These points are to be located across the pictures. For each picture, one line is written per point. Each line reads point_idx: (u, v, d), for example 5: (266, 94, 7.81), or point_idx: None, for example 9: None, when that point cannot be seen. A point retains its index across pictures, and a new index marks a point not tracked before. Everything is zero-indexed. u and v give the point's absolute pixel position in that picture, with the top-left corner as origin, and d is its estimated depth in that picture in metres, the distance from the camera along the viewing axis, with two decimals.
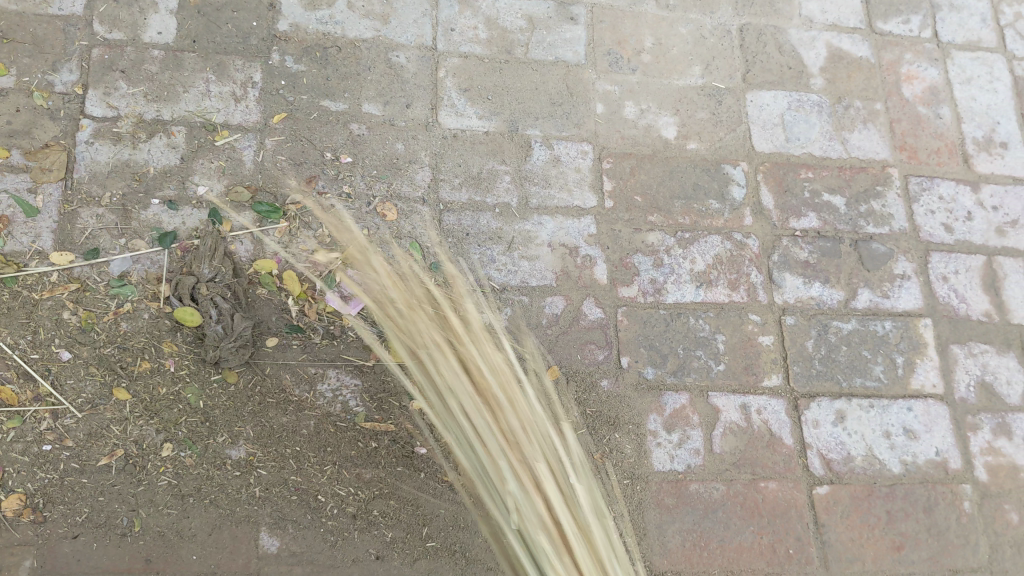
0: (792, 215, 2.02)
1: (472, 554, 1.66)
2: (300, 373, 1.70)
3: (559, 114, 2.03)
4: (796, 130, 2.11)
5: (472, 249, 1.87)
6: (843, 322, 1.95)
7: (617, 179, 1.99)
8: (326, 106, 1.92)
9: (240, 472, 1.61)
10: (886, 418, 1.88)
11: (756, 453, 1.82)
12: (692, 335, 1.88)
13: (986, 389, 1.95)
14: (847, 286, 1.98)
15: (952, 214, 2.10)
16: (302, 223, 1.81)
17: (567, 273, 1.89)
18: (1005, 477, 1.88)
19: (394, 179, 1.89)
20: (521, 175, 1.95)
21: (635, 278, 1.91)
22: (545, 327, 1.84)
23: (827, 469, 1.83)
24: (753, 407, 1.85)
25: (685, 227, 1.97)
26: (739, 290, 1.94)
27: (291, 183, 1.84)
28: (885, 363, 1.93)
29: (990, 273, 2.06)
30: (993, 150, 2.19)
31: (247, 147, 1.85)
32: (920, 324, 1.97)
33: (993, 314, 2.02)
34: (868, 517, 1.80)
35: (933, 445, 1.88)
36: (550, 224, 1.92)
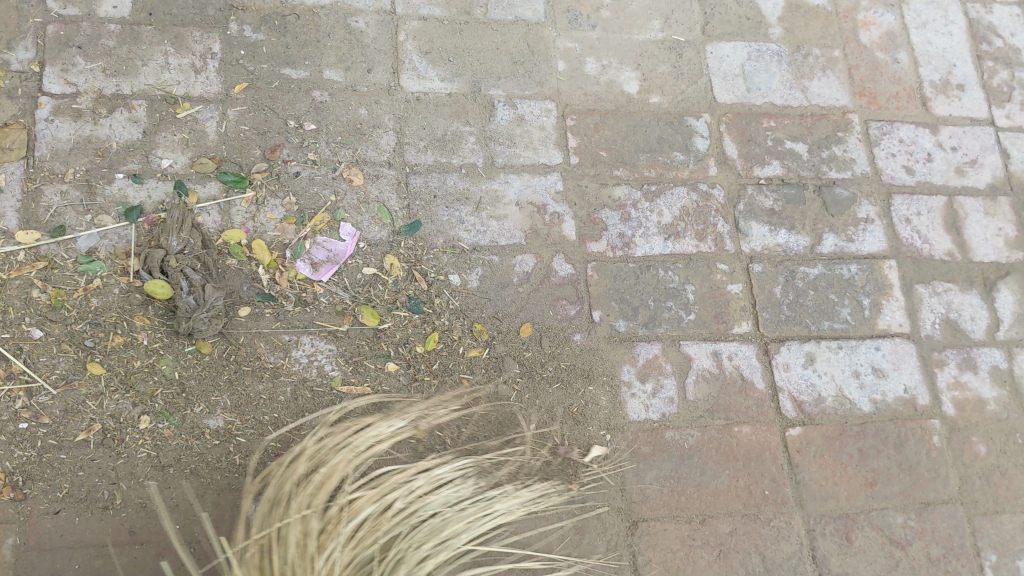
0: (755, 163, 2.05)
1: None
2: (274, 341, 1.72)
3: (522, 72, 2.03)
4: (757, 80, 2.13)
5: (441, 210, 1.88)
6: (809, 267, 1.98)
7: (582, 135, 2.00)
8: (287, 74, 1.91)
9: (220, 441, 1.64)
10: (854, 358, 1.92)
11: (729, 398, 1.85)
12: (662, 287, 1.91)
13: (951, 326, 1.99)
14: (812, 231, 2.01)
15: (913, 156, 2.13)
16: (269, 191, 1.81)
17: (535, 231, 1.90)
18: (972, 411, 1.92)
19: (359, 144, 1.89)
20: (485, 135, 1.96)
21: (604, 233, 1.93)
22: (516, 285, 1.85)
23: (799, 411, 1.87)
24: (724, 354, 1.88)
25: (651, 180, 1.99)
26: (707, 240, 1.96)
27: (255, 152, 1.84)
28: (851, 305, 1.96)
29: (952, 213, 2.09)
30: (951, 93, 2.22)
31: (210, 118, 1.84)
32: (885, 266, 2.01)
33: (955, 253, 2.06)
34: (841, 456, 1.84)
35: (901, 382, 1.92)
36: (517, 182, 1.93)
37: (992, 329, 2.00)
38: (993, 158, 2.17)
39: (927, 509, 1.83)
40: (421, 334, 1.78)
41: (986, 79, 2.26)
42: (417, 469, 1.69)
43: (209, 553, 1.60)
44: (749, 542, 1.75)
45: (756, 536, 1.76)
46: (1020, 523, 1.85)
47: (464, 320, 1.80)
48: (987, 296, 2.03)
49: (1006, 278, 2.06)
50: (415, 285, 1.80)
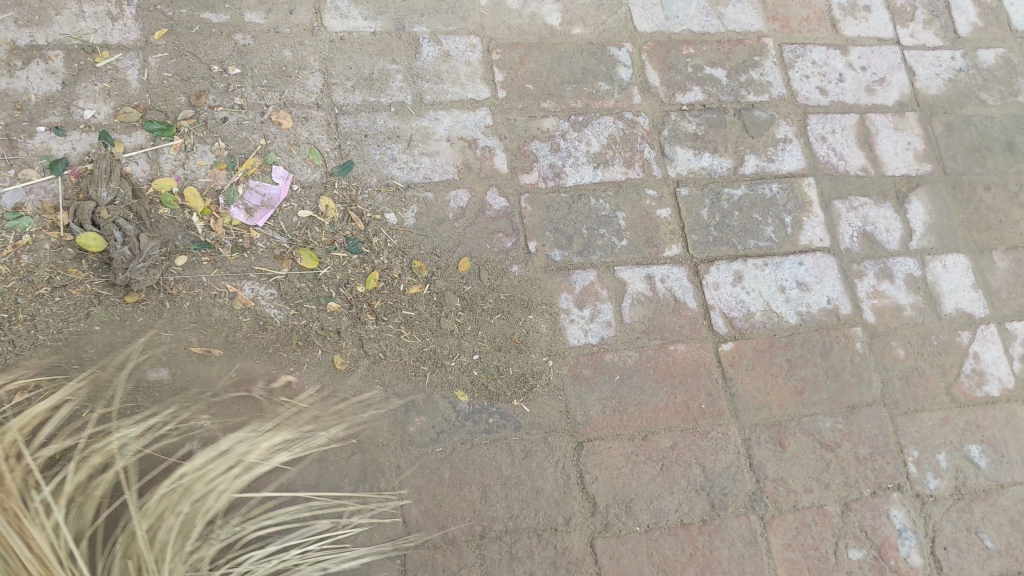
0: (677, 90, 2.10)
1: (404, 442, 1.71)
2: (213, 289, 1.70)
3: (444, 9, 2.04)
4: (674, 8, 2.18)
5: (373, 149, 1.88)
6: (733, 189, 2.04)
7: (508, 69, 2.02)
8: (207, 19, 1.88)
9: (165, 390, 1.62)
10: (779, 274, 2.00)
11: (663, 318, 1.92)
12: (594, 215, 1.95)
13: (868, 238, 2.08)
14: (734, 154, 2.07)
15: (826, 77, 2.20)
16: (197, 137, 1.79)
17: (468, 166, 1.93)
18: (890, 317, 2.03)
19: (285, 87, 1.87)
20: (412, 72, 1.96)
21: (535, 165, 1.96)
22: (452, 221, 1.88)
23: (730, 327, 1.94)
24: (657, 277, 1.95)
25: (578, 111, 2.02)
26: (635, 167, 2.01)
27: (180, 99, 1.81)
28: (774, 223, 2.04)
29: (864, 130, 2.18)
30: (858, 14, 2.30)
31: (130, 66, 1.81)
32: (804, 184, 2.09)
33: (869, 168, 2.15)
34: (771, 366, 1.93)
35: (824, 294, 2.01)
36: (447, 118, 1.95)
37: (906, 239, 2.11)
38: (901, 75, 2.26)
39: (853, 412, 1.93)
40: (361, 273, 1.78)
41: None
42: (367, 404, 1.71)
43: None
44: (689, 454, 1.83)
45: (696, 448, 1.84)
46: (938, 419, 1.97)
47: (404, 257, 1.82)
48: (900, 208, 2.13)
49: (917, 190, 2.16)
50: (352, 225, 1.81)
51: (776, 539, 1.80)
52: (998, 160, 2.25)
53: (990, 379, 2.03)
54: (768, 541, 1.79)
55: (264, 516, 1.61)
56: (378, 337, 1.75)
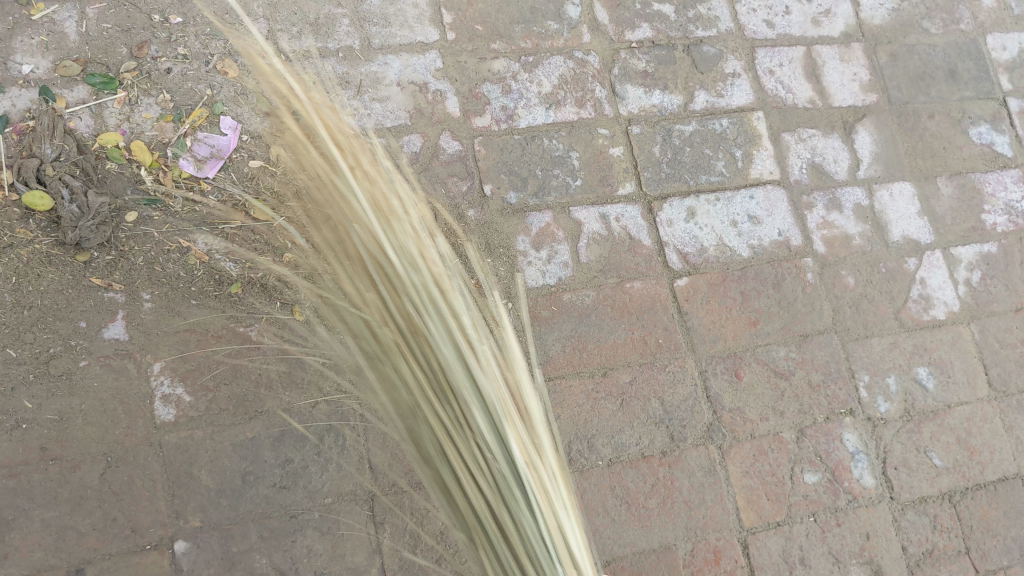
0: (626, 27, 2.09)
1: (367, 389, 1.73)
2: (165, 244, 1.68)
3: None
4: None
5: (322, 96, 1.86)
6: (684, 125, 2.05)
7: (456, 11, 1.99)
8: None
9: (123, 347, 1.63)
10: (731, 209, 2.03)
11: (619, 257, 1.94)
12: (547, 156, 1.96)
13: (817, 170, 2.11)
14: (684, 91, 2.08)
15: (773, 10, 2.21)
16: (141, 90, 1.75)
17: (419, 111, 1.91)
18: (840, 247, 2.07)
19: (229, 35, 1.83)
20: (358, 16, 1.92)
21: (487, 107, 1.95)
22: (406, 167, 1.87)
23: (684, 263, 1.97)
24: (612, 216, 1.96)
25: (528, 52, 2.01)
26: (586, 107, 2.01)
27: (121, 51, 1.77)
28: (725, 159, 2.06)
29: (811, 62, 2.20)
30: None
31: (68, 19, 1.76)
32: (753, 118, 2.10)
33: (817, 100, 2.17)
34: (725, 300, 1.96)
35: (776, 227, 2.04)
36: (396, 62, 1.92)
37: (853, 169, 2.14)
38: (846, 6, 2.27)
39: (806, 341, 1.98)
40: None
41: None
42: (329, 354, 1.72)
43: (127, 458, 1.59)
44: (648, 389, 1.87)
45: (655, 384, 1.88)
46: (887, 343, 2.03)
47: None
48: (848, 138, 2.16)
49: (863, 120, 2.19)
50: None
51: (734, 467, 1.86)
52: (941, 88, 2.29)
53: (936, 303, 2.09)
54: (726, 470, 1.85)
55: (230, 469, 1.63)
56: None
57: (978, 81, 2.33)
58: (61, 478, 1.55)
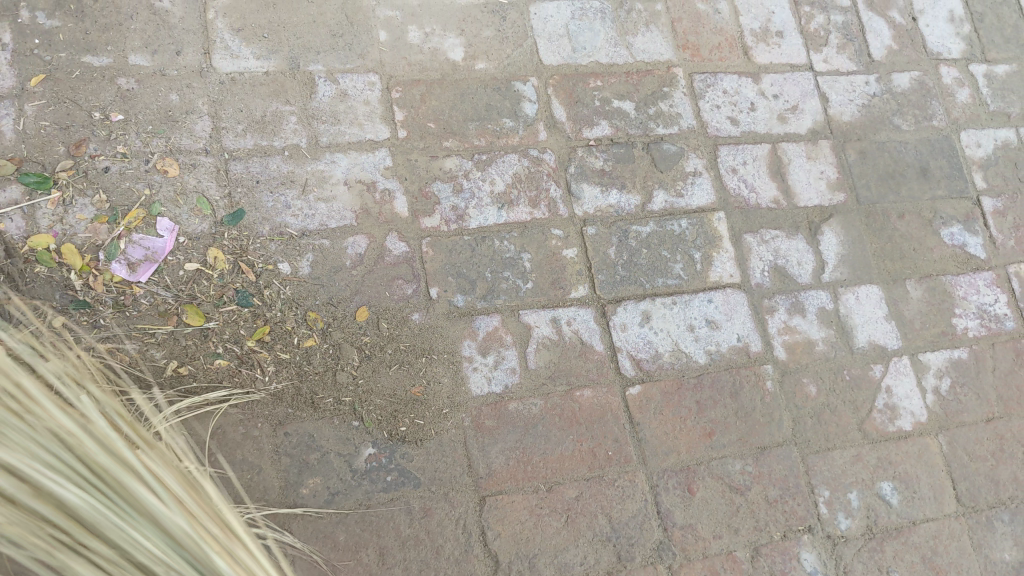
0: (584, 124, 2.05)
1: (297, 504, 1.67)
2: (92, 350, 1.64)
3: (340, 46, 1.95)
4: (581, 39, 2.12)
5: (265, 196, 1.81)
6: (641, 226, 2.01)
7: (408, 108, 1.95)
8: (88, 62, 1.79)
9: None
10: (688, 313, 1.97)
11: (569, 363, 1.88)
12: (498, 257, 1.91)
13: (779, 272, 2.06)
14: (642, 190, 2.03)
15: (737, 107, 2.16)
16: (76, 190, 1.72)
17: (366, 211, 1.86)
18: (802, 353, 2.00)
19: (172, 133, 1.79)
20: (307, 114, 1.89)
21: (436, 207, 1.91)
22: (349, 268, 1.82)
23: (638, 369, 1.91)
24: (563, 320, 1.90)
25: (481, 149, 1.97)
26: (540, 207, 1.97)
27: (58, 149, 1.73)
28: (683, 260, 2.00)
29: (776, 160, 2.15)
30: (771, 41, 2.26)
31: (5, 116, 1.72)
32: (714, 218, 2.05)
33: (781, 200, 2.12)
34: (680, 409, 1.90)
35: (734, 331, 1.98)
36: (344, 161, 1.88)
37: (818, 271, 2.08)
38: (813, 103, 2.23)
39: (763, 453, 1.91)
40: (251, 330, 1.72)
41: (803, 24, 2.30)
42: (258, 467, 1.67)
43: None
44: (595, 505, 1.79)
45: (602, 498, 1.80)
46: (849, 456, 1.95)
47: (295, 313, 1.76)
48: (813, 239, 2.11)
49: (829, 220, 2.14)
50: (242, 277, 1.75)
51: None
52: (912, 187, 2.23)
53: (902, 412, 2.02)
54: None
55: None
56: (267, 397, 1.70)
57: (950, 179, 2.27)
58: None
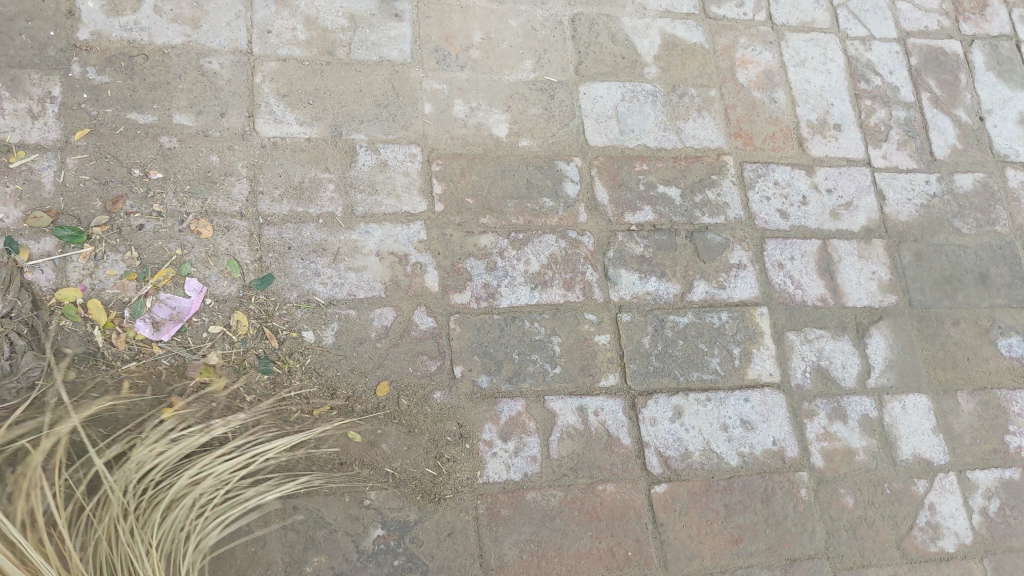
0: (627, 209, 2.00)
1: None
2: None
3: (384, 116, 1.95)
4: (630, 121, 2.08)
5: (295, 263, 1.80)
6: (679, 316, 1.94)
7: (448, 182, 1.93)
8: (133, 119, 1.81)
9: (48, 518, 1.55)
10: (722, 411, 1.89)
11: (594, 455, 1.81)
12: (527, 339, 1.85)
13: (821, 374, 1.97)
14: (683, 279, 1.97)
15: (787, 199, 2.10)
16: (109, 246, 1.72)
17: (396, 283, 1.83)
18: (840, 461, 1.91)
19: (208, 194, 1.79)
20: (345, 182, 1.88)
21: (468, 284, 1.87)
22: (374, 341, 1.78)
23: (665, 467, 1.83)
24: (591, 409, 1.83)
25: (518, 228, 1.93)
26: (575, 290, 1.92)
27: (95, 204, 1.74)
28: (721, 355, 1.93)
29: (826, 257, 2.07)
30: (828, 133, 2.19)
31: (46, 168, 1.74)
32: (756, 313, 1.98)
33: (828, 298, 2.04)
34: (707, 512, 1.81)
35: (770, 434, 1.90)
36: (378, 232, 1.86)
37: (863, 376, 1.99)
38: (869, 199, 2.15)
39: (793, 565, 1.81)
40: (268, 398, 1.69)
41: (863, 118, 2.23)
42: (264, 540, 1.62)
43: None
44: None
45: None
46: None
47: (313, 384, 1.72)
48: (859, 342, 2.02)
49: (879, 323, 2.05)
50: (265, 343, 1.72)
51: None
52: (969, 293, 2.14)
53: (946, 532, 1.90)
54: None
55: None
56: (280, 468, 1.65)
57: (1010, 288, 2.17)
58: None
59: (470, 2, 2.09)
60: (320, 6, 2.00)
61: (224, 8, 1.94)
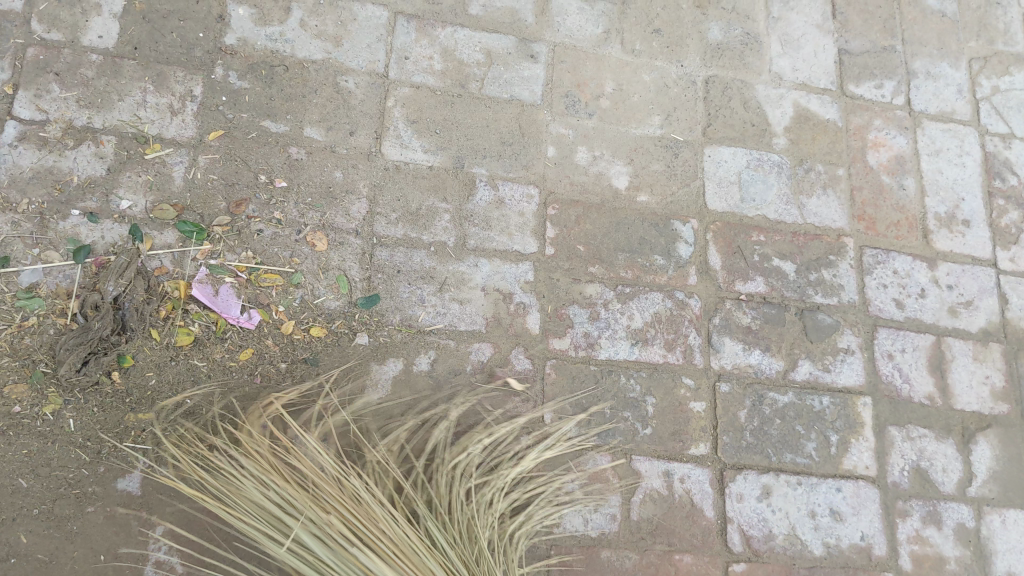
0: (738, 277, 1.97)
1: None
2: (204, 404, 1.63)
3: (508, 154, 1.95)
4: (752, 190, 2.04)
5: (402, 286, 1.80)
6: (779, 394, 1.89)
7: (561, 227, 1.92)
8: (266, 127, 1.85)
9: (133, 503, 1.57)
10: (812, 497, 1.83)
11: (674, 523, 1.76)
12: (621, 396, 1.82)
13: (920, 475, 1.90)
14: (787, 356, 1.92)
15: (905, 290, 2.04)
16: (227, 246, 1.75)
17: (498, 320, 1.83)
18: (929, 568, 1.83)
19: (328, 209, 1.82)
20: (461, 214, 1.88)
21: (569, 330, 1.85)
22: (469, 374, 1.78)
23: (746, 546, 1.77)
24: (676, 475, 1.80)
25: (626, 281, 1.91)
26: (675, 352, 1.88)
27: (219, 204, 1.77)
28: (817, 440, 1.87)
29: (938, 354, 2.00)
30: (955, 228, 2.12)
31: (178, 163, 1.79)
32: (859, 402, 1.92)
33: (936, 397, 1.96)
34: None
35: (859, 529, 1.83)
36: (487, 267, 1.86)
37: (964, 483, 1.91)
38: (990, 301, 2.07)
39: None
40: (356, 418, 1.70)
41: (994, 217, 2.15)
42: None
43: None
44: None
45: None
46: None
47: (401, 410, 1.72)
48: (964, 447, 1.94)
49: (986, 430, 1.96)
50: (361, 361, 1.74)
51: None
52: None
53: None
54: None
55: None
56: None
57: None
58: None
59: (605, 52, 2.09)
60: (459, 38, 2.02)
61: (367, 30, 1.98)
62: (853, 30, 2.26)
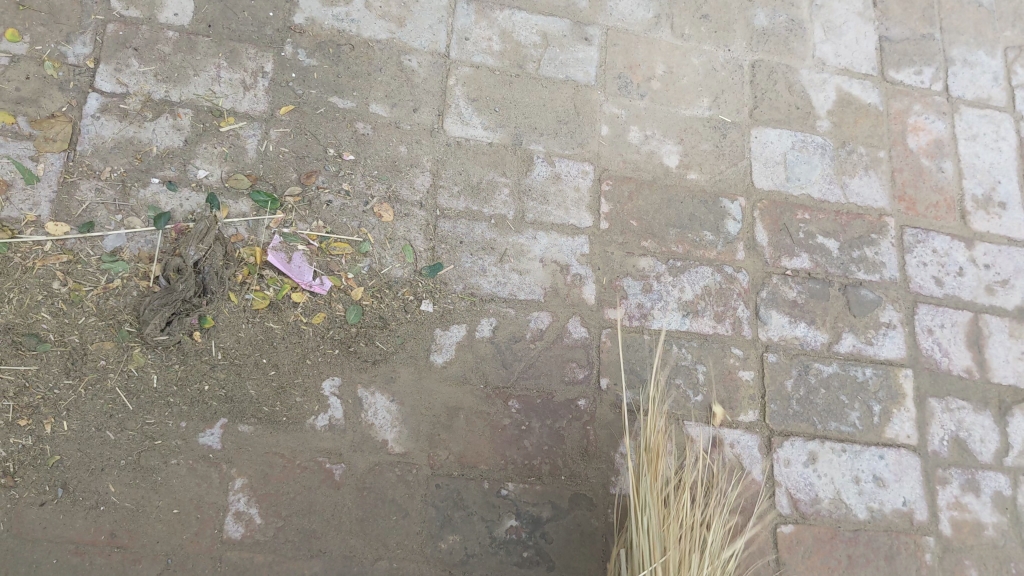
0: (784, 253, 2.04)
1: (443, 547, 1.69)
2: (278, 364, 1.70)
3: (564, 132, 2.03)
4: (797, 170, 2.12)
5: (464, 256, 1.88)
6: (824, 365, 1.96)
7: (615, 202, 2.00)
8: (334, 103, 1.92)
9: (213, 456, 1.64)
10: (856, 464, 1.90)
11: (725, 485, 1.83)
12: (673, 363, 1.90)
13: (959, 445, 1.97)
14: (831, 329, 2.00)
15: (944, 268, 2.11)
16: (299, 215, 1.82)
17: (555, 291, 1.90)
18: (968, 533, 1.90)
19: (393, 181, 1.90)
20: (519, 188, 1.96)
21: (623, 301, 1.92)
22: (529, 341, 1.85)
23: (794, 508, 1.84)
24: (725, 440, 1.87)
25: (677, 255, 1.98)
26: (724, 323, 1.96)
27: (291, 175, 1.85)
28: (861, 410, 1.94)
29: (975, 330, 2.07)
30: (992, 210, 2.19)
31: (251, 136, 1.86)
32: (901, 374, 1.99)
33: (974, 371, 2.03)
34: (829, 559, 1.82)
35: (901, 495, 1.90)
36: (544, 239, 1.93)
37: (1000, 454, 1.98)
38: None
39: None
40: (420, 380, 1.77)
41: None
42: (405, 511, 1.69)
43: (186, 566, 1.59)
44: None
45: None
46: None
47: (464, 374, 1.80)
48: (1001, 419, 2.01)
49: (1022, 403, 2.04)
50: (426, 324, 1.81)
51: None
52: None
53: None
54: None
55: None
56: (428, 446, 1.74)
57: None
58: (120, 568, 1.56)
59: (656, 36, 2.17)
60: (516, 21, 2.10)
61: (429, 12, 2.05)
62: (893, 18, 2.33)
